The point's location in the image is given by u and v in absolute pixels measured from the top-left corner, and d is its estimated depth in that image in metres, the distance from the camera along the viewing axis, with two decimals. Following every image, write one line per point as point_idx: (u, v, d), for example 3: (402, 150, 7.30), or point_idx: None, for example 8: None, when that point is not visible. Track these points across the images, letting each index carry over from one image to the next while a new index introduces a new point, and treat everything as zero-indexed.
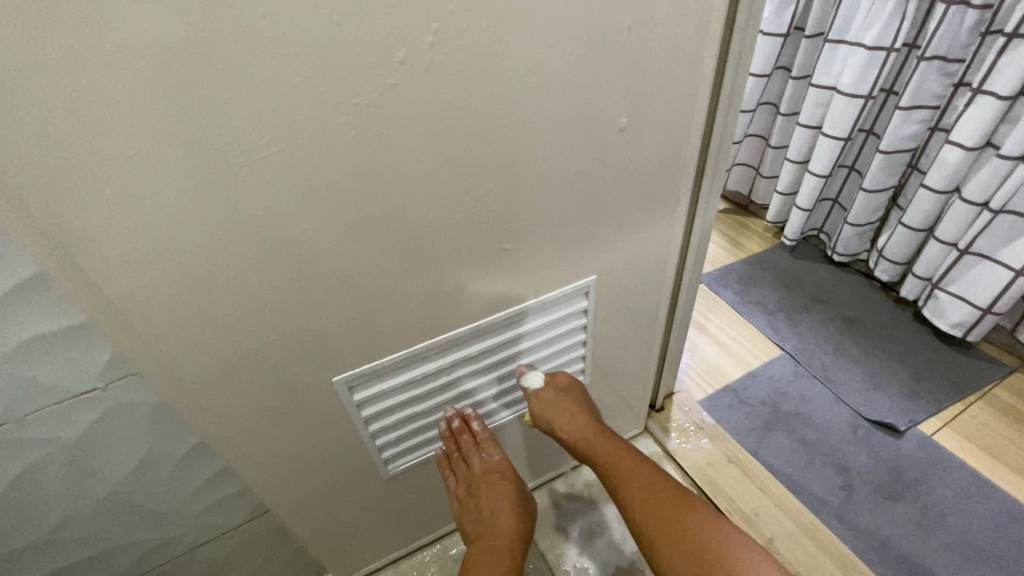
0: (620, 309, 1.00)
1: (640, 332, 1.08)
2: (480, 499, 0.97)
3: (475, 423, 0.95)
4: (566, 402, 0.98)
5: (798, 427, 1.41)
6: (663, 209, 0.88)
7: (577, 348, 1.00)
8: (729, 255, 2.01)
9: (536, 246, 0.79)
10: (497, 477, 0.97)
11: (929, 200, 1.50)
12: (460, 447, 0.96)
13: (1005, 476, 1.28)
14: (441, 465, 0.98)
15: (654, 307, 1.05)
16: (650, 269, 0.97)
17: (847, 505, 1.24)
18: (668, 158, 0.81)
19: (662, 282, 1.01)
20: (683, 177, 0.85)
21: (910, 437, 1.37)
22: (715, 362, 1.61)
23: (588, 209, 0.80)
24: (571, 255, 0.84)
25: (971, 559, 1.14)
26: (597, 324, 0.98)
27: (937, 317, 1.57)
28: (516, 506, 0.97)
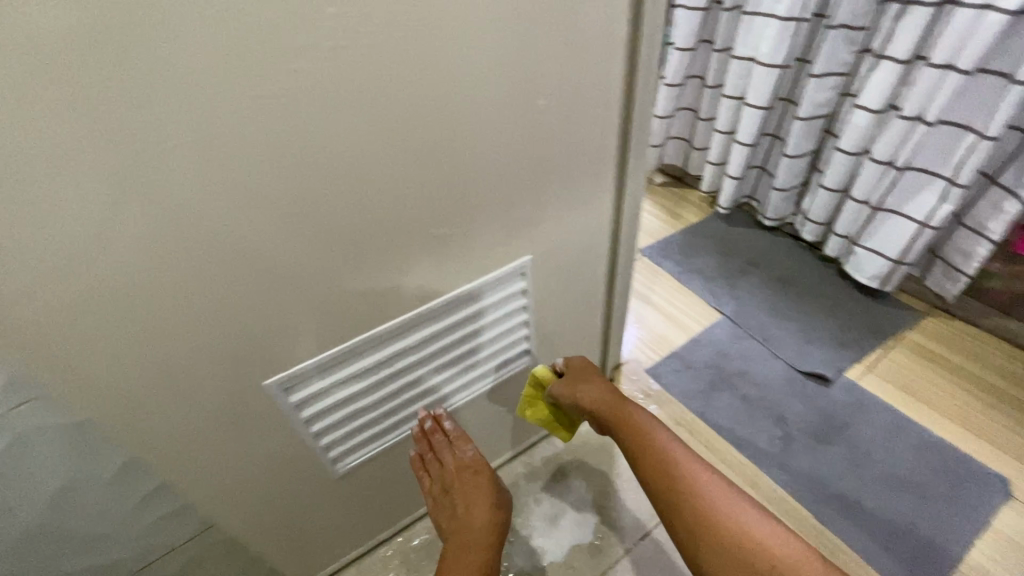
0: (559, 286, 1.01)
1: (581, 308, 1.10)
2: (455, 496, 0.97)
3: (446, 422, 0.99)
4: (591, 374, 1.07)
5: (739, 385, 1.49)
6: (590, 184, 0.89)
7: (520, 329, 1.01)
8: (668, 226, 2.08)
9: (466, 229, 0.79)
10: (470, 475, 0.98)
11: (843, 163, 1.60)
12: (433, 446, 0.99)
13: (920, 410, 1.40)
14: (417, 466, 1.01)
15: (591, 283, 1.07)
16: (584, 244, 0.98)
17: (785, 453, 1.32)
18: (591, 132, 0.82)
19: (597, 258, 1.03)
20: (607, 151, 0.86)
21: (839, 385, 1.47)
22: (659, 329, 1.68)
23: (517, 189, 0.80)
24: (505, 236, 0.84)
25: (897, 489, 1.24)
26: (536, 303, 1.00)
27: (857, 272, 1.69)
28: (490, 503, 0.97)
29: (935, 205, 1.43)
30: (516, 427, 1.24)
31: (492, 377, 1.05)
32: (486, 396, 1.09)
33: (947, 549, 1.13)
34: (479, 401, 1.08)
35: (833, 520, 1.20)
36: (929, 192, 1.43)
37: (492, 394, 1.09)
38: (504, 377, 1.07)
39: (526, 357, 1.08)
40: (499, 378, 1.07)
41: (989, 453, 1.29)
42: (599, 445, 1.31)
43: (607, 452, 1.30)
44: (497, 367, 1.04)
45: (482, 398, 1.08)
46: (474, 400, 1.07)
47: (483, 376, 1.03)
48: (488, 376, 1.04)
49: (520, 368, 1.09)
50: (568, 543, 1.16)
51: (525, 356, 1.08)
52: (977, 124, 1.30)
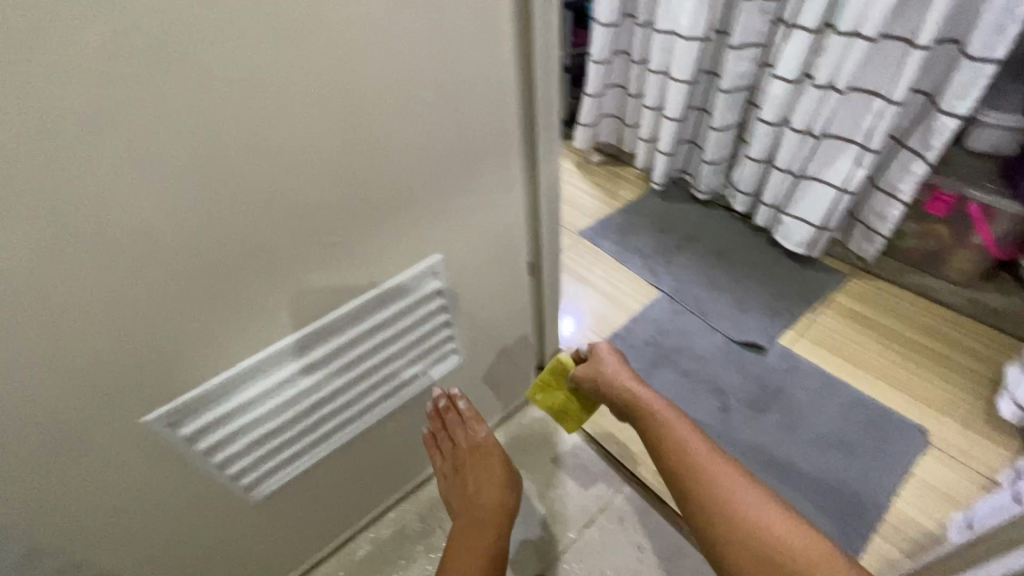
0: (479, 282, 0.97)
1: (508, 301, 1.07)
2: (466, 474, 1.03)
3: (460, 403, 1.05)
4: (620, 364, 1.01)
5: (678, 360, 1.51)
6: (496, 175, 0.85)
7: (443, 329, 0.97)
8: (606, 206, 2.07)
9: (361, 233, 0.73)
10: (483, 456, 1.03)
11: (766, 133, 1.62)
12: (447, 426, 1.06)
13: (847, 369, 1.46)
14: (432, 444, 1.08)
15: (515, 274, 1.04)
16: (500, 237, 0.94)
17: (724, 425, 1.35)
18: (487, 121, 0.77)
19: (517, 248, 1.00)
20: (510, 139, 0.82)
21: (772, 352, 1.52)
22: (600, 311, 1.68)
23: (414, 185, 0.75)
24: (408, 236, 0.79)
25: (828, 448, 1.29)
26: (457, 301, 0.96)
27: (785, 239, 1.73)
28: (501, 484, 1.01)
29: (850, 171, 1.47)
30: None
31: (421, 381, 1.01)
32: (416, 401, 1.05)
33: (874, 500, 1.19)
34: (408, 407, 1.03)
35: (769, 484, 1.23)
36: (845, 157, 1.47)
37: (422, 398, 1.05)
38: (435, 378, 1.04)
39: (455, 356, 1.05)
40: (430, 381, 1.03)
41: (908, 405, 1.36)
42: (543, 436, 1.29)
43: (551, 441, 1.28)
44: (425, 369, 1.00)
45: (412, 403, 1.04)
46: (404, 406, 1.02)
47: (410, 380, 0.99)
48: (416, 380, 1.00)
49: (450, 368, 1.05)
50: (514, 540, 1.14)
51: (453, 355, 1.04)
52: (882, 89, 1.34)
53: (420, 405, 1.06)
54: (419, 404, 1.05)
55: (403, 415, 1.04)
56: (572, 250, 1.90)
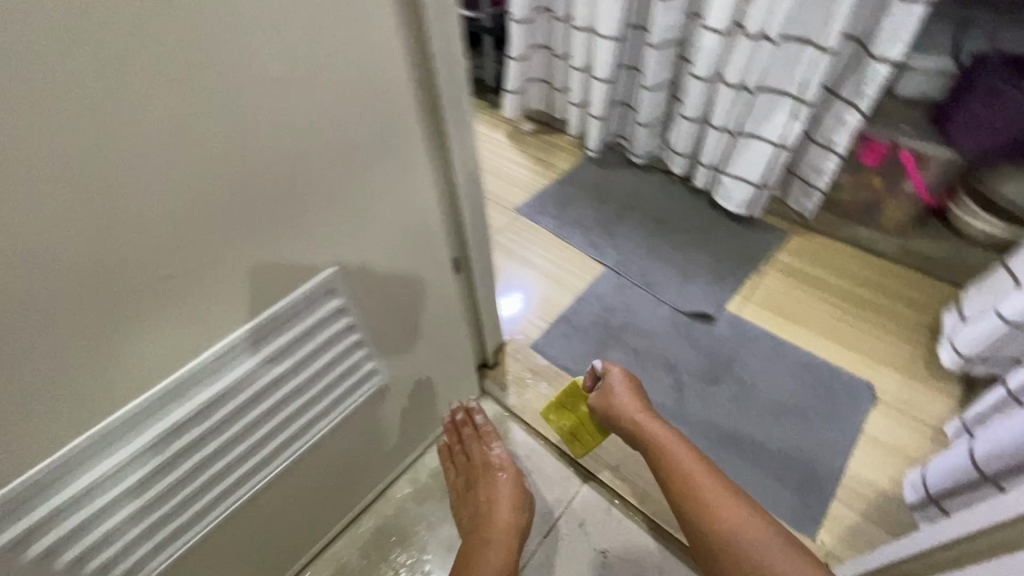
0: (392, 288, 0.83)
1: (433, 304, 0.93)
2: (479, 488, 1.00)
3: (476, 417, 1.08)
4: (630, 391, 0.95)
5: (628, 338, 1.44)
6: (387, 163, 0.71)
7: (356, 352, 0.83)
8: (541, 178, 1.95)
9: (209, 249, 0.58)
10: (497, 469, 1.01)
11: (699, 90, 1.53)
12: (465, 441, 1.07)
13: (794, 331, 1.44)
14: (448, 460, 1.08)
15: (437, 273, 0.89)
16: (408, 234, 0.80)
17: (679, 403, 1.30)
18: (361, 97, 0.63)
19: (435, 245, 0.86)
20: (396, 117, 0.68)
21: (721, 320, 1.47)
22: (545, 293, 1.57)
23: (273, 185, 0.60)
24: (280, 246, 0.65)
25: (781, 416, 1.26)
26: (366, 314, 0.82)
27: (726, 201, 1.68)
28: (516, 498, 0.98)
29: (786, 125, 1.41)
30: (390, 448, 1.06)
31: (336, 409, 0.87)
32: (336, 431, 0.91)
33: (829, 465, 1.17)
34: (325, 440, 0.89)
35: (728, 461, 1.20)
36: (780, 112, 1.41)
37: (342, 425, 0.91)
38: (355, 403, 0.90)
39: (376, 376, 0.91)
40: (349, 407, 0.89)
41: (854, 362, 1.36)
42: None
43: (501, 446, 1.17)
44: (340, 396, 0.86)
45: (331, 434, 0.90)
46: (321, 440, 0.88)
47: (324, 411, 0.85)
48: (331, 409, 0.86)
49: (373, 389, 0.92)
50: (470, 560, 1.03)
51: (373, 375, 0.90)
52: (815, 38, 1.27)
53: (341, 434, 0.92)
54: (339, 432, 0.92)
55: (321, 450, 0.90)
56: (509, 229, 1.78)
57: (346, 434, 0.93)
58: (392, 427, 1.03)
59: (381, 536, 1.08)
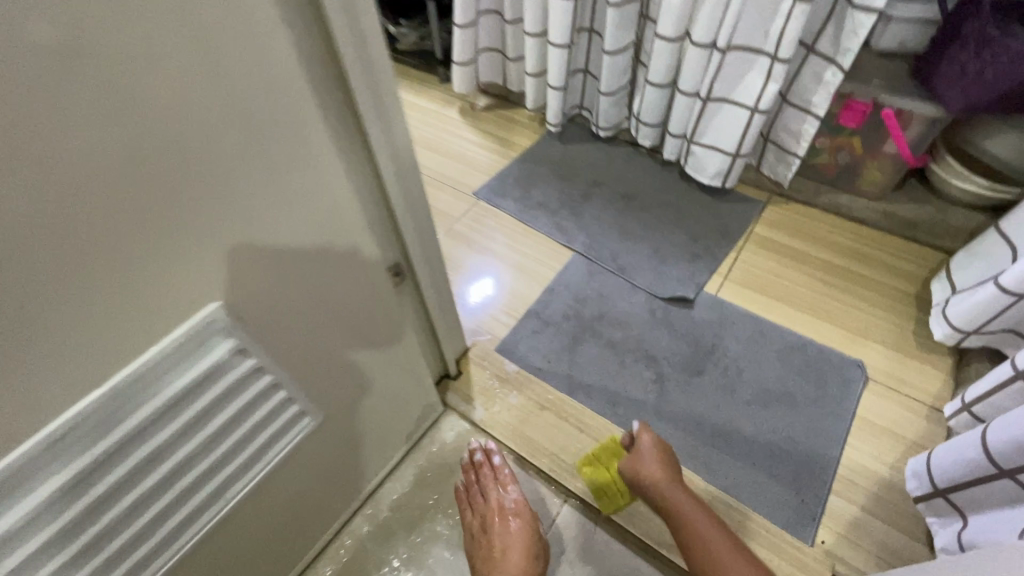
0: (315, 311, 0.68)
1: (372, 320, 0.78)
2: (492, 534, 0.89)
3: (497, 458, 0.98)
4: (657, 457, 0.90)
5: (603, 330, 1.32)
6: (275, 159, 0.55)
7: (269, 397, 0.68)
8: (500, 158, 1.78)
9: (15, 297, 0.42)
10: (510, 515, 0.91)
11: (666, 51, 1.39)
12: (480, 480, 0.96)
13: (779, 310, 1.34)
14: (462, 500, 0.96)
15: (373, 288, 0.74)
16: (322, 244, 0.64)
17: (662, 398, 1.19)
18: (219, 71, 0.46)
19: (364, 253, 0.70)
20: (281, 99, 0.52)
21: (701, 303, 1.36)
22: (511, 285, 1.43)
23: (101, 198, 0.44)
24: (129, 283, 0.48)
25: (770, 405, 1.17)
26: (279, 346, 0.66)
27: (698, 172, 1.56)
28: (528, 546, 0.87)
29: (761, 87, 1.29)
30: (340, 487, 0.91)
31: (258, 459, 0.72)
32: (264, 484, 0.75)
33: (823, 455, 1.09)
34: (250, 495, 0.74)
35: (718, 459, 1.10)
36: (754, 72, 1.28)
37: (272, 475, 0.76)
38: (284, 449, 0.75)
39: (307, 416, 0.75)
40: (275, 456, 0.74)
41: (842, 340, 1.28)
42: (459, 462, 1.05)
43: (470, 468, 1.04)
44: (262, 444, 0.71)
45: (257, 488, 0.75)
46: (245, 497, 0.73)
47: (242, 465, 0.70)
48: (251, 462, 0.71)
49: (305, 431, 0.77)
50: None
51: (303, 415, 0.75)
52: None
53: (272, 485, 0.77)
54: (269, 484, 0.77)
55: (247, 508, 0.75)
56: (468, 216, 1.62)
57: (276, 486, 0.78)
58: (339, 465, 0.88)
59: None
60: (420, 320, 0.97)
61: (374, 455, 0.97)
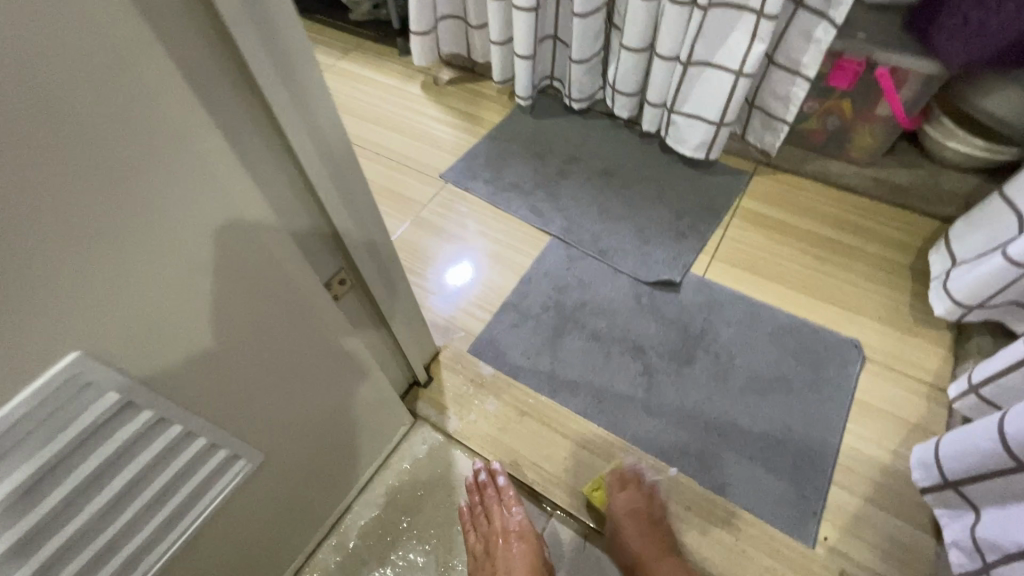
0: (236, 339, 0.55)
1: (315, 340, 0.66)
2: (496, 558, 0.82)
3: (501, 478, 0.91)
4: (639, 513, 0.88)
5: (585, 321, 1.22)
6: (139, 148, 0.40)
7: (184, 450, 0.53)
8: (468, 136, 1.65)
9: None
10: (515, 538, 0.83)
11: (641, 12, 1.26)
12: (485, 502, 0.89)
13: (770, 290, 1.26)
14: (465, 522, 0.89)
15: (312, 304, 0.62)
16: (232, 254, 0.50)
17: (651, 392, 1.11)
18: (21, 24, 0.31)
19: (293, 265, 0.57)
20: (147, 75, 0.38)
21: (688, 286, 1.28)
22: (485, 276, 1.32)
23: None
24: None
25: (765, 393, 1.10)
26: (191, 389, 0.52)
27: (680, 144, 1.45)
28: (534, 572, 0.79)
29: (746, 47, 1.18)
30: (301, 519, 0.82)
31: (179, 525, 0.57)
32: (197, 544, 0.63)
33: (823, 445, 1.03)
34: (180, 561, 0.61)
35: (713, 454, 1.03)
36: (739, 31, 1.17)
37: (206, 533, 0.63)
38: (214, 505, 0.61)
39: (239, 459, 0.62)
40: (202, 516, 0.59)
41: (837, 318, 1.20)
42: (434, 478, 0.95)
43: (447, 484, 0.95)
44: (181, 507, 0.56)
45: (186, 552, 0.61)
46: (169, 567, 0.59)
47: (160, 538, 0.55)
48: (170, 531, 0.56)
49: (240, 476, 0.63)
50: None
51: (235, 459, 0.61)
52: None
53: (209, 543, 0.64)
54: (203, 544, 0.63)
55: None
56: (435, 202, 1.49)
57: (211, 542, 0.65)
58: (295, 499, 0.78)
59: None
60: (379, 329, 0.86)
61: (338, 483, 0.87)
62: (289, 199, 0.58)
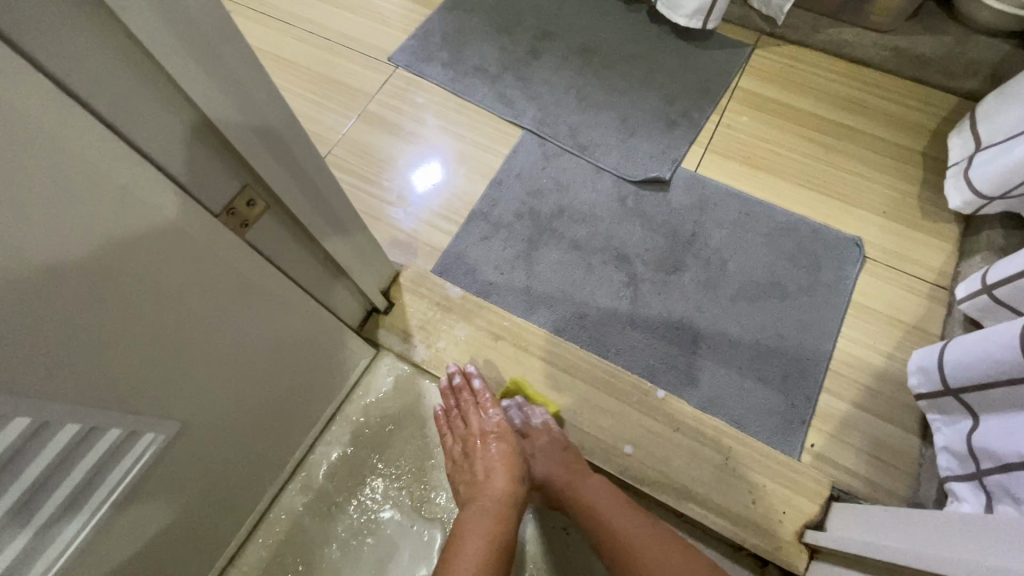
0: (87, 299, 0.41)
1: (217, 282, 0.53)
2: (473, 458, 0.77)
3: (476, 381, 0.84)
4: (550, 449, 0.78)
5: (563, 229, 1.09)
6: None
7: (58, 434, 0.44)
8: (421, 8, 1.36)
9: None
10: (493, 438, 0.78)
11: None
12: (461, 405, 0.83)
13: (768, 185, 1.13)
14: (442, 427, 0.83)
15: (200, 239, 0.49)
16: (45, 197, 0.35)
17: (636, 304, 1.02)
18: None
19: (152, 191, 0.42)
20: None
21: (678, 184, 1.13)
22: (449, 182, 1.15)
23: None
24: None
25: (758, 300, 1.02)
26: (36, 372, 0.40)
27: (673, 11, 1.22)
28: (513, 471, 0.74)
29: None
30: (252, 466, 0.74)
31: (77, 515, 0.49)
32: (112, 524, 0.55)
33: (815, 352, 0.97)
34: (95, 543, 0.54)
35: (702, 368, 0.97)
36: None
37: (123, 510, 0.55)
38: (124, 485, 0.53)
39: (144, 433, 0.53)
40: (110, 498, 0.52)
41: (839, 215, 1.09)
42: (402, 410, 0.88)
43: (416, 415, 0.88)
44: (75, 496, 0.48)
45: (100, 534, 0.54)
46: (80, 553, 0.52)
47: (51, 527, 0.47)
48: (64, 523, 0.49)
49: (153, 448, 0.55)
50: (391, 563, 0.78)
51: (135, 435, 0.52)
52: None
53: (131, 516, 0.57)
54: (122, 520, 0.56)
55: (95, 556, 0.55)
56: (384, 91, 1.26)
57: (139, 510, 0.58)
58: (240, 450, 0.70)
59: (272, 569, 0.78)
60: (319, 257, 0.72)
61: (293, 425, 0.79)
62: (140, 97, 0.40)
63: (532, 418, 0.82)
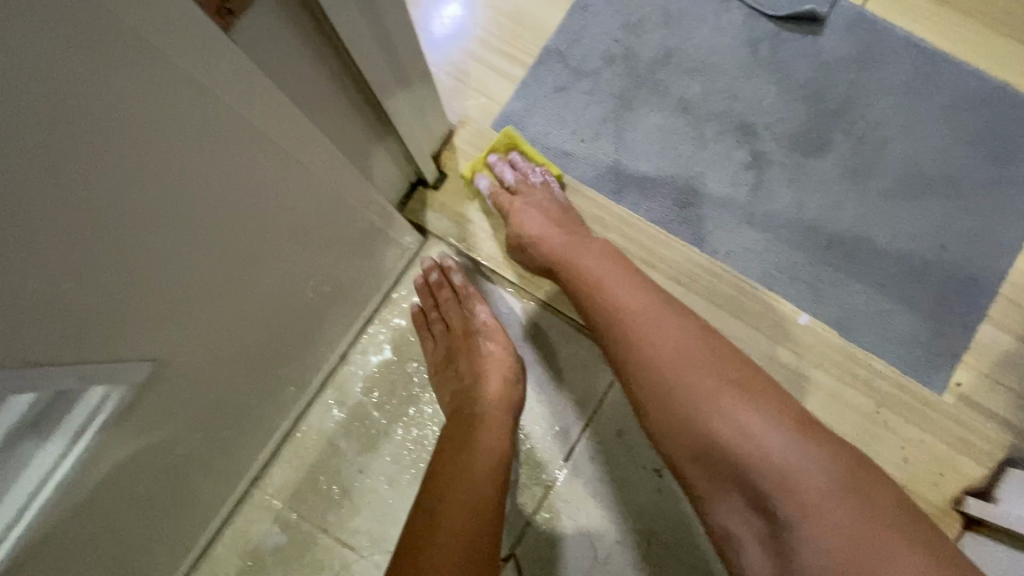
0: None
1: (158, 139, 0.29)
2: (458, 363, 0.62)
3: (456, 275, 0.67)
4: (544, 210, 0.66)
5: (669, 81, 0.80)
6: None
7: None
8: None
9: None
10: (481, 339, 0.63)
11: None
12: (439, 306, 0.66)
13: (962, 33, 0.80)
14: (421, 330, 0.67)
15: (99, 52, 0.24)
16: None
17: (758, 194, 0.77)
18: None
19: None
20: None
21: (836, 26, 0.81)
22: (514, 2, 0.82)
23: None
24: None
25: (920, 197, 0.77)
26: None
27: None
28: (509, 372, 0.60)
29: None
30: (277, 378, 0.58)
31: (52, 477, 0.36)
32: (76, 496, 0.39)
33: (985, 270, 0.75)
34: (59, 519, 0.39)
35: (835, 281, 0.75)
36: None
37: (86, 477, 0.39)
38: (75, 457, 0.36)
39: (87, 390, 0.34)
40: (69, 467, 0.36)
41: None
42: None
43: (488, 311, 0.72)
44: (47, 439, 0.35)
45: (65, 505, 0.38)
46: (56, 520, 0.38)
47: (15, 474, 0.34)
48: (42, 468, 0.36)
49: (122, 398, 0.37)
50: None
51: (70, 392, 0.34)
52: None
53: (106, 475, 0.41)
54: (96, 480, 0.40)
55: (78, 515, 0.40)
56: None
57: (140, 445, 0.42)
58: (261, 361, 0.53)
59: (305, 492, 0.66)
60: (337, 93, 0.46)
61: (325, 330, 0.61)
62: None
63: (533, 176, 0.70)
